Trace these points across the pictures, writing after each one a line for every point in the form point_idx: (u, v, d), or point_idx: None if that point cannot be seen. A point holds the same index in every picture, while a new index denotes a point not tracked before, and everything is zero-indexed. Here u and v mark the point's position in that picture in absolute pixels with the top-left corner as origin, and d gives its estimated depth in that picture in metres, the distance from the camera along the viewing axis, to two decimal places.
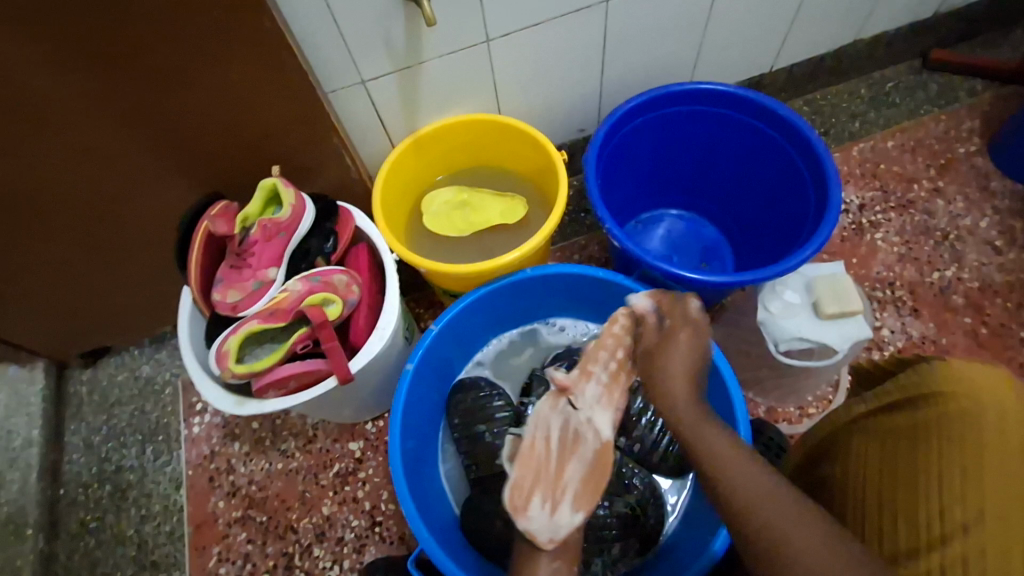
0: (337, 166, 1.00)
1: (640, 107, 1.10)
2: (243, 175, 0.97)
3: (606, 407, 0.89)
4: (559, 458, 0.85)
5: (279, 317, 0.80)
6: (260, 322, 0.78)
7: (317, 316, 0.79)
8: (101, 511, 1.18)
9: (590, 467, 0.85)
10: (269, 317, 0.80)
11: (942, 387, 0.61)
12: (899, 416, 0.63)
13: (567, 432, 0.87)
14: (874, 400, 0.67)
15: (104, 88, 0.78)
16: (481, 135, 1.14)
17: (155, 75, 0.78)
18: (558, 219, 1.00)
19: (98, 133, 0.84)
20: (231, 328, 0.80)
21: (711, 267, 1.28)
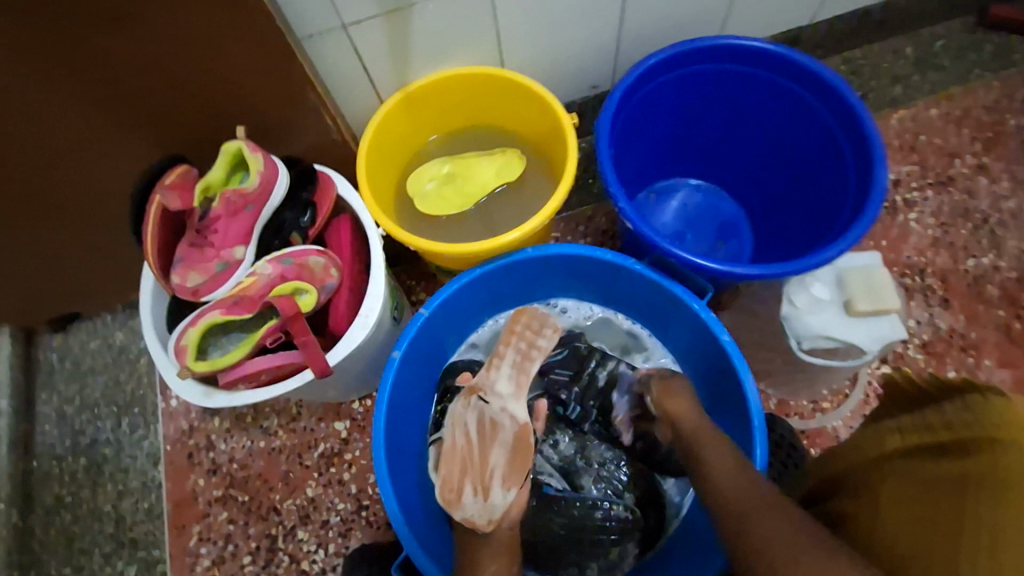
0: (316, 127, 0.87)
1: (662, 64, 0.96)
2: (206, 134, 0.84)
3: (519, 395, 0.87)
4: (479, 446, 0.82)
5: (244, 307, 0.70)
6: (223, 315, 0.68)
7: (287, 307, 0.70)
8: (76, 485, 1.14)
9: (510, 451, 0.83)
10: (235, 306, 0.70)
11: (999, 431, 0.51)
12: (947, 461, 0.55)
13: (482, 422, 0.84)
14: (916, 437, 0.59)
15: (28, 31, 0.65)
16: (480, 92, 1.01)
17: (90, 15, 0.65)
18: (567, 192, 0.89)
19: (29, 85, 0.71)
20: (191, 319, 0.69)
21: (727, 246, 1.17)
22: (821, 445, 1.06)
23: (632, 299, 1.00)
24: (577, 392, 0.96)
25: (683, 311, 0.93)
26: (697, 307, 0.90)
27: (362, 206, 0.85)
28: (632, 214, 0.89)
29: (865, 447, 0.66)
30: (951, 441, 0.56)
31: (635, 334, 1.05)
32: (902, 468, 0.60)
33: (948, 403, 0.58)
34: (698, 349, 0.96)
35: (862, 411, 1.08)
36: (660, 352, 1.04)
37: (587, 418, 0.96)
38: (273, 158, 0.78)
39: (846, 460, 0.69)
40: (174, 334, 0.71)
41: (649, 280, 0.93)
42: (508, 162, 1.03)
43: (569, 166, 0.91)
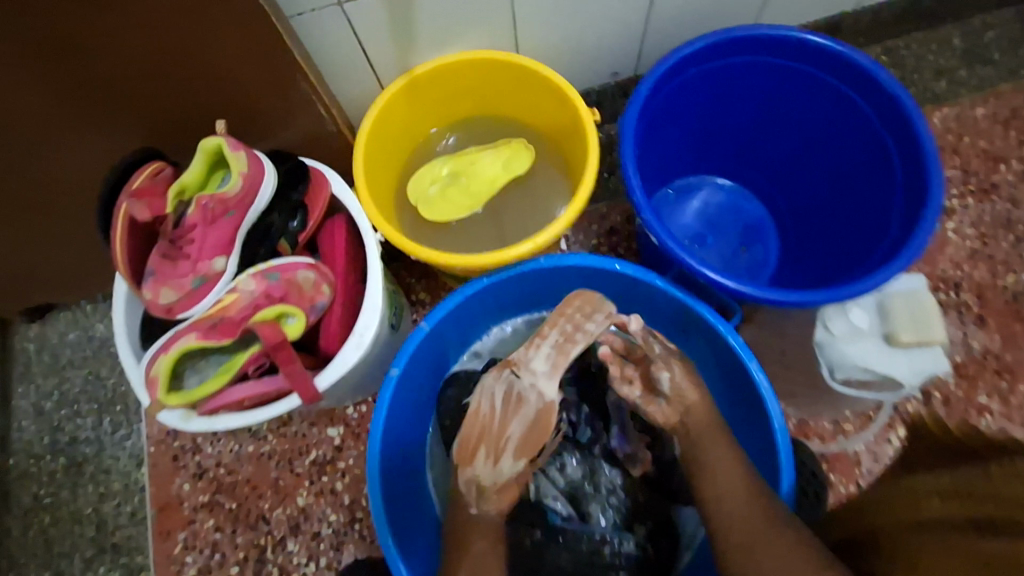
0: (308, 117, 0.77)
1: (696, 55, 0.86)
2: (182, 126, 0.74)
3: (555, 374, 0.77)
4: (500, 418, 0.76)
5: (222, 332, 0.62)
6: (198, 340, 0.61)
7: (272, 335, 0.62)
8: (56, 486, 1.08)
9: (531, 429, 0.76)
10: (211, 330, 0.62)
11: None
12: (993, 539, 0.49)
13: (508, 396, 0.77)
14: (960, 506, 0.53)
15: None
16: (490, 78, 0.90)
17: None
18: (586, 199, 0.80)
19: None
20: (163, 345, 0.61)
21: (750, 252, 1.08)
22: (841, 470, 1.01)
23: (651, 314, 0.93)
24: (587, 413, 0.90)
25: (705, 331, 0.87)
26: (723, 331, 0.84)
27: (359, 207, 0.76)
28: (659, 230, 0.80)
29: (906, 508, 0.60)
30: (999, 516, 0.49)
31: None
32: (936, 538, 0.54)
33: (996, 468, 0.52)
34: (720, 369, 0.90)
35: (885, 436, 1.02)
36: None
37: (596, 443, 0.89)
38: (257, 155, 0.69)
39: (882, 518, 0.63)
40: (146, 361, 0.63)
41: (673, 297, 0.86)
42: (517, 154, 0.93)
43: (588, 168, 0.82)
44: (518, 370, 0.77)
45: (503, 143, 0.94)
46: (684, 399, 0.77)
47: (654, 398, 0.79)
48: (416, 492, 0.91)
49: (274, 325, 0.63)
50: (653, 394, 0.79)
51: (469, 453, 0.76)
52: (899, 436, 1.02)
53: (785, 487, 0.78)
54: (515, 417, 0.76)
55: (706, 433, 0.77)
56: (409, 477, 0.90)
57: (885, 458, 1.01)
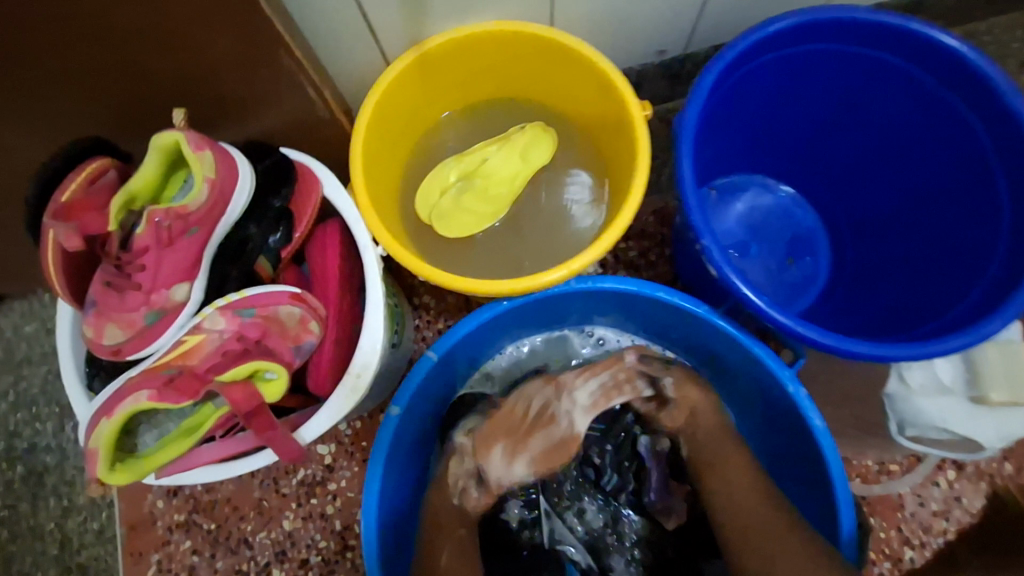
0: (295, 100, 0.62)
1: (772, 39, 0.71)
2: (132, 111, 0.58)
3: (591, 413, 0.75)
4: (528, 426, 0.74)
5: (181, 393, 0.48)
6: (152, 404, 0.47)
7: (242, 401, 0.51)
8: (14, 498, 0.97)
9: (553, 451, 0.73)
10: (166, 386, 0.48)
11: None
12: None
13: (543, 409, 0.75)
14: None
15: None
16: (517, 55, 0.74)
17: None
18: (633, 214, 0.65)
19: None
20: (105, 406, 0.47)
21: (798, 267, 0.93)
22: (883, 514, 0.92)
23: (694, 345, 0.80)
24: (611, 456, 0.80)
25: (761, 374, 0.73)
26: (783, 377, 0.70)
27: (357, 216, 0.62)
28: (721, 259, 0.67)
29: None
30: None
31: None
32: None
33: None
34: (768, 412, 0.77)
35: (933, 478, 0.93)
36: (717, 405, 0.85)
37: (621, 492, 0.79)
38: (225, 148, 0.54)
39: None
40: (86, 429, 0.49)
41: (724, 332, 0.73)
42: (539, 140, 0.76)
43: (636, 179, 0.67)
44: (562, 391, 0.75)
45: (517, 132, 0.77)
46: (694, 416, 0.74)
47: (659, 406, 0.77)
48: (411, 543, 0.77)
49: (247, 387, 0.51)
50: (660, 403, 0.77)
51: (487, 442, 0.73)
52: (949, 478, 0.92)
53: (847, 523, 0.67)
54: (544, 432, 0.74)
55: (713, 438, 0.73)
56: (408, 525, 0.77)
57: (932, 502, 0.92)
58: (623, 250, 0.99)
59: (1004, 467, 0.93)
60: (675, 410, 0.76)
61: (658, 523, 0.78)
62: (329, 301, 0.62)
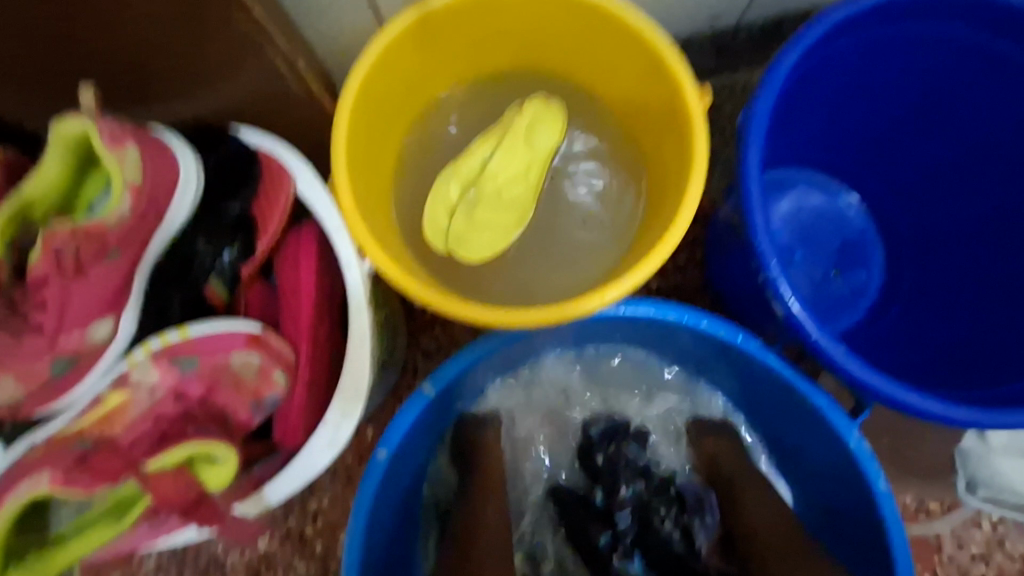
0: (260, 72, 0.48)
1: (861, 16, 0.58)
2: (39, 73, 0.44)
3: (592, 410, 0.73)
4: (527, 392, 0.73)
5: (96, 475, 0.42)
6: (53, 490, 0.40)
7: (176, 493, 0.44)
8: None
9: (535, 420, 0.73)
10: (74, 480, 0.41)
11: None
12: None
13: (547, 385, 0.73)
14: None
15: None
16: (543, 19, 0.59)
17: None
18: (687, 228, 0.52)
19: None
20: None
21: (846, 279, 0.80)
22: (918, 556, 0.84)
23: (734, 380, 0.68)
24: (635, 489, 0.67)
25: (815, 423, 0.62)
26: (841, 425, 0.59)
27: (340, 225, 0.49)
28: (790, 296, 0.55)
29: None
30: None
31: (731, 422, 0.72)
32: None
33: None
34: (814, 464, 0.66)
35: (976, 520, 0.84)
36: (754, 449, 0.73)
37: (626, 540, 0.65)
38: (159, 139, 0.43)
39: None
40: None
41: (771, 369, 0.62)
42: (556, 121, 0.63)
43: (690, 184, 0.53)
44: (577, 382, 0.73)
45: (514, 116, 0.62)
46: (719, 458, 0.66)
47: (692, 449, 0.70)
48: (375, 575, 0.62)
49: (179, 476, 0.44)
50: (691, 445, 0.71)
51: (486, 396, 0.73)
52: (993, 520, 0.84)
53: None
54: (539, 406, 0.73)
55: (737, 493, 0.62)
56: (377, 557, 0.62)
57: (972, 545, 0.84)
58: None
59: None
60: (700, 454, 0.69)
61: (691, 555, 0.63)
62: (302, 334, 0.49)
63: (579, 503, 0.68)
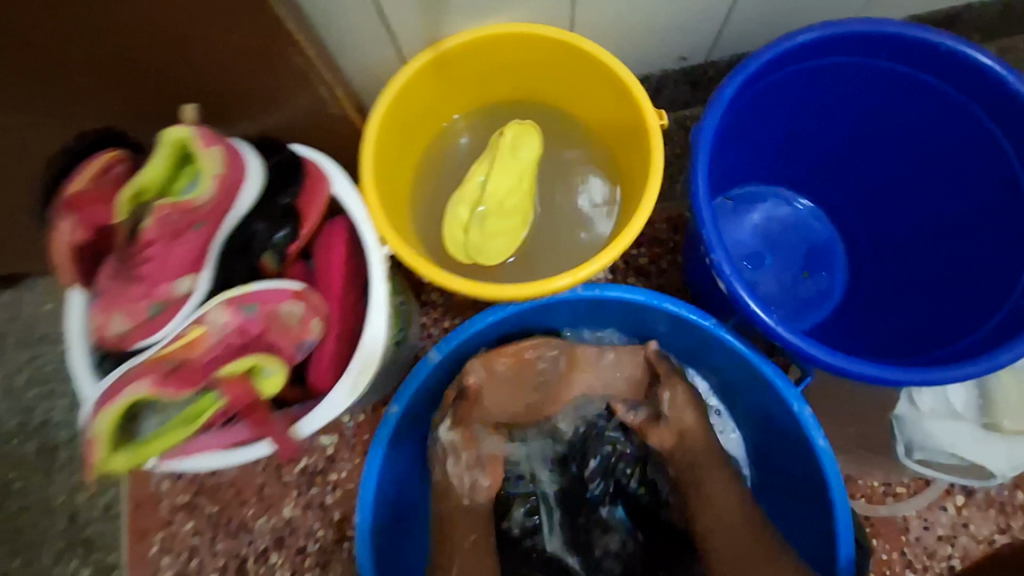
0: (308, 98, 0.63)
1: (798, 51, 0.69)
2: (141, 100, 0.58)
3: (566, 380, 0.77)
4: (504, 371, 0.73)
5: (182, 383, 0.50)
6: (151, 394, 0.49)
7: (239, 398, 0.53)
8: (26, 471, 0.99)
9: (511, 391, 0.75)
10: (169, 381, 0.50)
11: None
12: None
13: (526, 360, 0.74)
14: None
15: None
16: (533, 58, 0.73)
17: None
18: (647, 219, 0.64)
19: None
20: (105, 396, 0.49)
21: (813, 281, 0.90)
22: (886, 536, 0.90)
23: (703, 361, 0.78)
24: (601, 459, 0.81)
25: (768, 393, 0.73)
26: (786, 393, 0.70)
27: (364, 215, 0.62)
28: (731, 274, 0.65)
29: None
30: None
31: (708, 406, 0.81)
32: None
33: None
34: (775, 431, 0.76)
35: (940, 503, 0.91)
36: (724, 428, 0.82)
37: (605, 497, 0.81)
38: (235, 144, 0.56)
39: None
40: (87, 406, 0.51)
41: (729, 346, 0.72)
42: (532, 129, 0.76)
43: (649, 184, 0.65)
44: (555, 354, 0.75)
45: (499, 138, 0.75)
46: (681, 423, 0.73)
47: (654, 423, 0.74)
48: (399, 524, 0.76)
49: (244, 383, 0.53)
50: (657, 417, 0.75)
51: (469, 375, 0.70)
52: (956, 503, 0.90)
53: (846, 545, 0.67)
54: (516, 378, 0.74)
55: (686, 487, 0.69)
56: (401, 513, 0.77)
57: (938, 527, 0.90)
58: (634, 258, 0.97)
59: (1015, 495, 0.90)
60: (665, 429, 0.74)
61: (656, 503, 0.80)
62: (333, 297, 0.62)
63: (559, 472, 0.82)
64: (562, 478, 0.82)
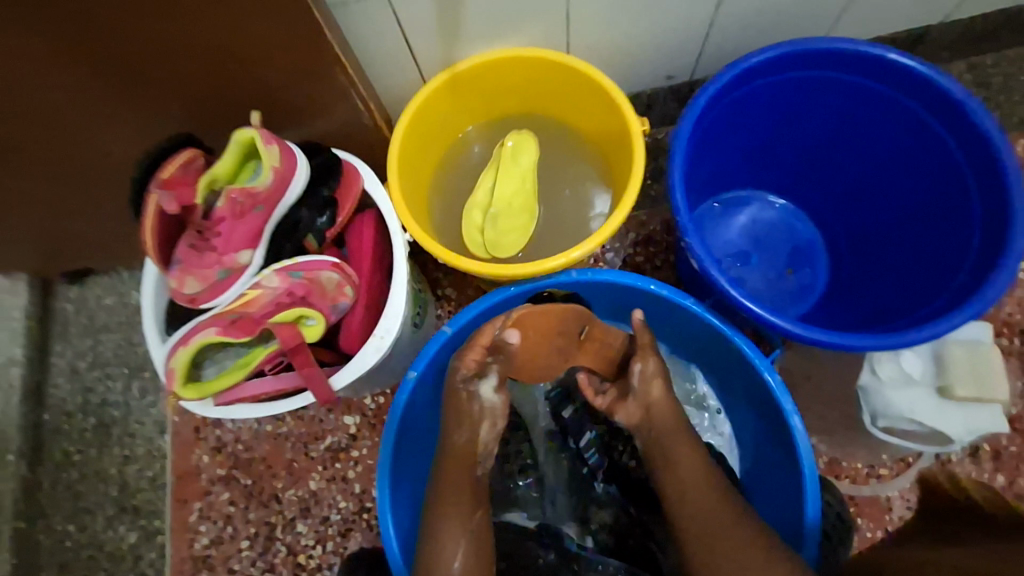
0: (345, 109, 0.76)
1: (763, 67, 0.77)
2: (211, 106, 0.72)
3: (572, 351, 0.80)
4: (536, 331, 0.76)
5: (240, 330, 0.66)
6: (216, 337, 0.64)
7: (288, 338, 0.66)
8: (84, 445, 1.11)
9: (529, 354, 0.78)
10: (231, 327, 0.65)
11: None
12: None
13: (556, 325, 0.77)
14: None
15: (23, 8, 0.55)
16: (533, 76, 0.85)
17: None
18: (630, 208, 0.75)
19: (29, 63, 0.61)
20: (183, 338, 0.65)
21: (797, 276, 0.99)
22: (870, 515, 0.96)
23: (689, 341, 0.88)
24: (596, 435, 0.89)
25: (746, 367, 0.81)
26: (759, 364, 0.78)
27: (390, 207, 0.74)
28: (701, 253, 0.73)
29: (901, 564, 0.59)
30: None
31: (704, 402, 0.93)
32: None
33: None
34: (756, 404, 0.84)
35: None
36: (722, 425, 0.92)
37: (600, 472, 0.89)
38: (288, 145, 0.69)
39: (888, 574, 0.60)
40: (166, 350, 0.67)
41: (710, 325, 0.81)
42: (527, 136, 0.88)
43: (633, 178, 0.76)
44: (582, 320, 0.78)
45: (502, 148, 0.88)
46: (648, 396, 0.77)
47: (622, 400, 0.80)
48: (415, 484, 0.86)
49: (292, 329, 0.66)
50: (624, 394, 0.80)
51: (515, 328, 0.75)
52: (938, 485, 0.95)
53: (812, 505, 0.73)
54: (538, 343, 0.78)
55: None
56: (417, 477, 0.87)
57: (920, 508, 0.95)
58: (630, 256, 1.07)
59: (995, 478, 0.95)
60: (632, 404, 0.78)
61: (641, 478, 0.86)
62: (363, 271, 0.74)
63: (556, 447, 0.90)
64: (562, 452, 0.90)
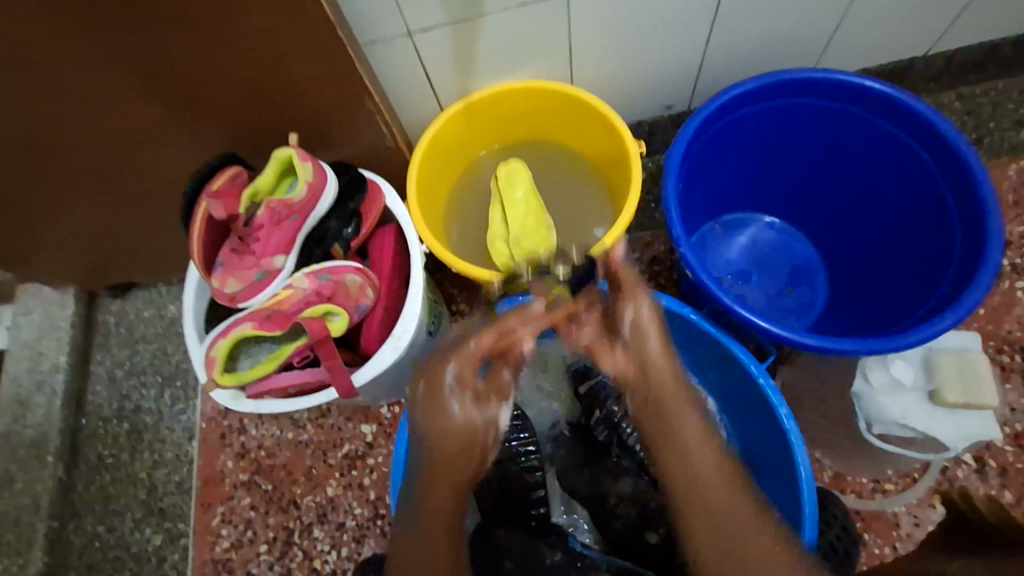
0: (371, 132, 0.84)
1: (752, 94, 0.84)
2: (253, 128, 0.82)
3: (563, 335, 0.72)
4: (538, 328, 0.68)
5: (273, 324, 0.74)
6: (251, 329, 0.72)
7: (316, 330, 0.73)
8: (117, 449, 1.18)
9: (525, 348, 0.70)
10: (265, 321, 0.74)
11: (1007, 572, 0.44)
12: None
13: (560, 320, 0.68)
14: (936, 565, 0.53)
15: (105, 44, 0.66)
16: (541, 105, 0.93)
17: (159, 29, 0.65)
18: (628, 222, 0.81)
19: (105, 90, 0.72)
20: (223, 331, 0.74)
21: (797, 293, 1.02)
22: (877, 531, 0.96)
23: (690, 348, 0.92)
24: (606, 414, 0.92)
25: (741, 373, 0.84)
26: (754, 370, 0.81)
27: (409, 220, 0.81)
28: (695, 265, 0.78)
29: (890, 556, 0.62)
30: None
31: None
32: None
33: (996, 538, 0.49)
34: (755, 411, 0.87)
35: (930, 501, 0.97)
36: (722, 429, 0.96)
37: (611, 447, 0.92)
38: (321, 164, 0.78)
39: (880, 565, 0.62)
40: (207, 344, 0.76)
41: (706, 332, 0.85)
42: (509, 164, 0.95)
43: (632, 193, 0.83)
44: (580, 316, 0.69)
45: (499, 181, 0.95)
46: (641, 347, 0.67)
47: (608, 345, 0.69)
48: None
49: (317, 322, 0.73)
50: (610, 341, 0.69)
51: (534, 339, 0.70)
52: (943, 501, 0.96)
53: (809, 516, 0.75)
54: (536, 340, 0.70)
55: None
56: None
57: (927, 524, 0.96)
58: None
59: (1003, 494, 0.95)
60: (622, 354, 0.68)
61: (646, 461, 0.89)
62: (383, 279, 0.80)
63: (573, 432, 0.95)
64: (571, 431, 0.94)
